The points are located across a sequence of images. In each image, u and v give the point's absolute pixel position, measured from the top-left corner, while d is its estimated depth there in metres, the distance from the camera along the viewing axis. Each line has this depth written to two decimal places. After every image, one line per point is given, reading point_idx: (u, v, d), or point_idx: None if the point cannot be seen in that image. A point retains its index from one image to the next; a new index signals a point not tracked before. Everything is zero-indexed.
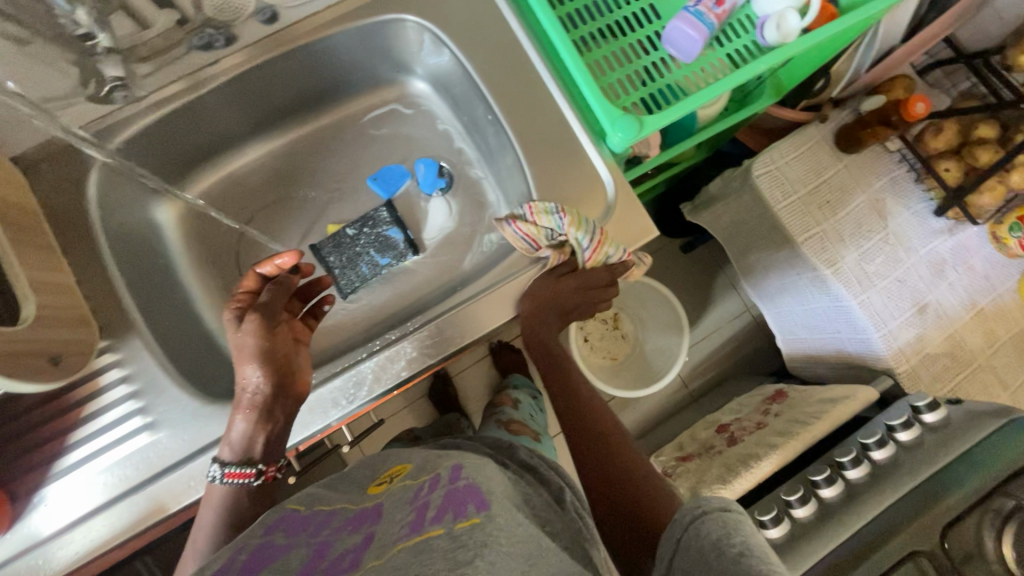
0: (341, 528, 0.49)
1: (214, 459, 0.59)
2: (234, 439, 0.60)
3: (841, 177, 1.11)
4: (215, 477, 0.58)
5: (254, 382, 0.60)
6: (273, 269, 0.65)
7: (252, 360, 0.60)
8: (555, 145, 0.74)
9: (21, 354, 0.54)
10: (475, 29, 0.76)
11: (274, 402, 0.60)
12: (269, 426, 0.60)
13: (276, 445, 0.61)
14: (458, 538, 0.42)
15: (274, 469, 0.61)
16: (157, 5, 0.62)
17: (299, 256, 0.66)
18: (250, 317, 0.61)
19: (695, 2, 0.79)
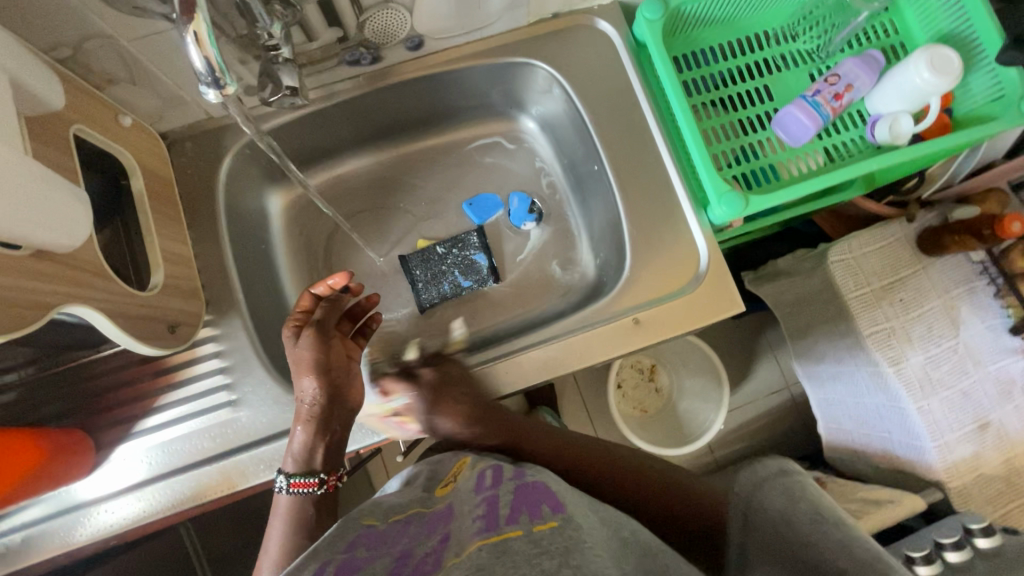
0: (418, 533, 0.50)
1: (279, 470, 0.59)
2: (296, 450, 0.60)
3: (918, 278, 1.10)
4: (280, 488, 0.59)
5: (311, 394, 0.61)
6: (325, 290, 0.69)
7: (308, 371, 0.62)
8: (655, 205, 0.76)
9: (149, 320, 0.58)
10: (598, 83, 0.79)
11: (329, 413, 0.61)
12: (326, 437, 0.61)
13: (335, 454, 0.62)
14: (540, 544, 0.45)
15: (336, 480, 0.60)
16: (327, 23, 0.65)
17: (349, 277, 0.69)
18: (307, 333, 0.64)
19: (815, 91, 0.81)
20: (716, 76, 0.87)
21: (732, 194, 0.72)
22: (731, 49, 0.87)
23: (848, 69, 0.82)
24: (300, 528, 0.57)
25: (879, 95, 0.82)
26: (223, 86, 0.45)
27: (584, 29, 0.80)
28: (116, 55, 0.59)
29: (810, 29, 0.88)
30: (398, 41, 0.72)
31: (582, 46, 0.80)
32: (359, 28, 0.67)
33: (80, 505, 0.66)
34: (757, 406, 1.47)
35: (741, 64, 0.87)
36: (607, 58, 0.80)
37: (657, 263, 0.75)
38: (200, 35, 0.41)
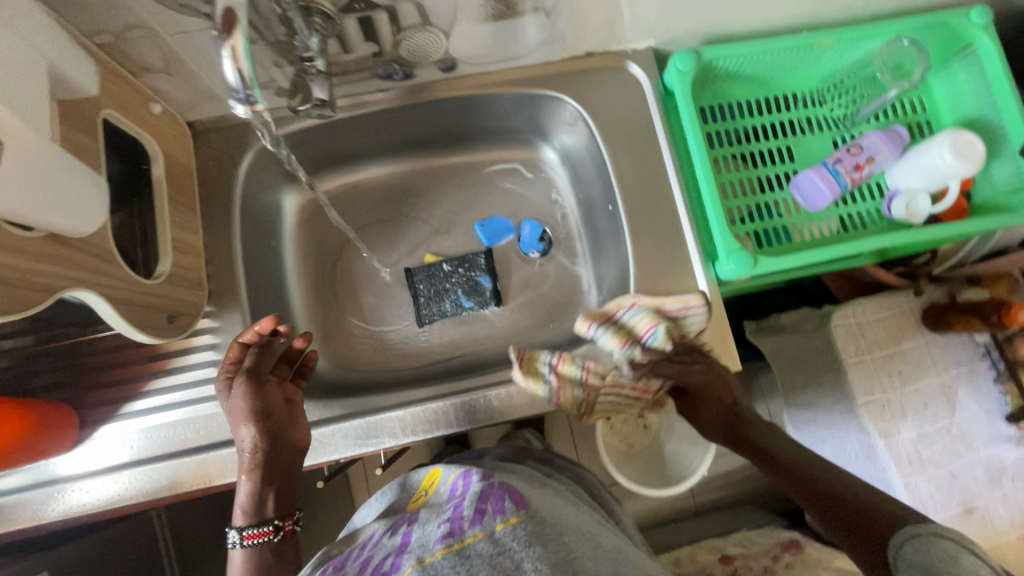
0: (379, 538, 0.52)
1: (228, 526, 0.59)
2: (243, 502, 0.61)
3: (919, 352, 1.09)
4: (233, 543, 0.59)
5: (249, 442, 0.61)
6: (254, 337, 0.65)
7: (246, 420, 0.61)
8: (665, 251, 0.77)
9: (150, 308, 0.58)
10: (622, 125, 0.80)
11: (272, 458, 0.61)
12: (273, 484, 0.62)
13: (286, 498, 0.63)
14: (501, 543, 0.49)
15: (293, 524, 0.61)
16: (364, 39, 0.66)
17: (275, 318, 0.65)
18: (239, 383, 0.62)
19: (836, 159, 0.81)
20: (740, 131, 0.87)
21: (743, 254, 0.72)
22: (759, 107, 0.88)
23: (872, 142, 0.82)
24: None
25: (898, 171, 0.82)
26: (255, 103, 0.46)
27: (617, 70, 0.81)
28: (154, 47, 0.59)
29: (839, 96, 0.88)
30: (431, 61, 0.73)
31: (612, 87, 0.81)
32: (395, 45, 0.68)
33: (56, 480, 0.66)
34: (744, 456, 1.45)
35: (767, 123, 0.87)
36: (636, 101, 0.81)
37: None
38: (237, 51, 0.42)
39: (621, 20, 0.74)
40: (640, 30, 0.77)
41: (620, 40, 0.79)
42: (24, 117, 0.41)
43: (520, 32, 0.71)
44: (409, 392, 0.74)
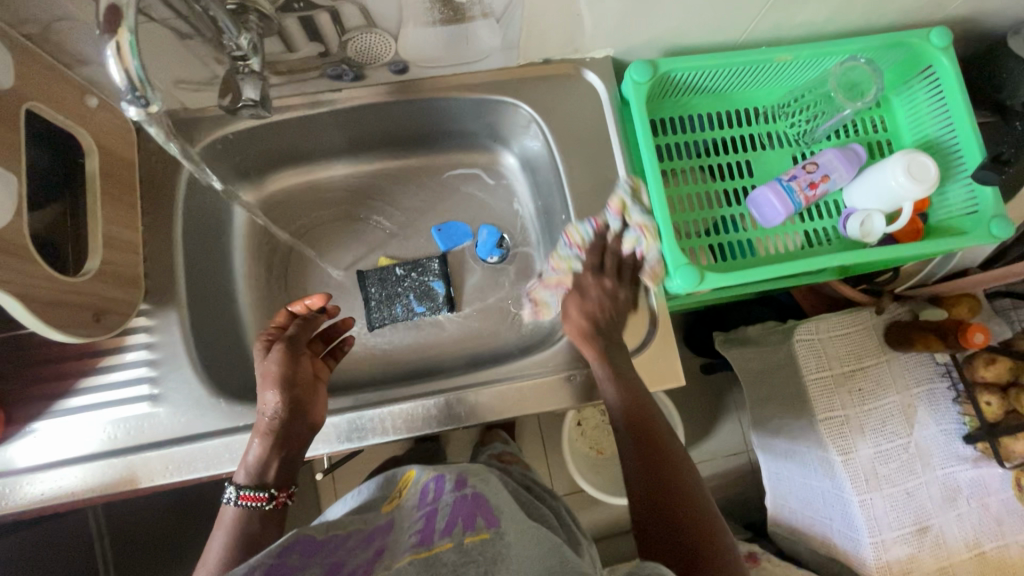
0: (355, 546, 0.52)
1: (228, 481, 0.58)
2: (248, 462, 0.59)
3: (881, 370, 1.09)
4: (227, 499, 0.57)
5: (272, 407, 0.60)
6: (302, 309, 0.72)
7: (272, 384, 0.61)
8: (615, 263, 0.76)
9: (70, 306, 0.57)
10: (577, 133, 0.79)
11: (289, 427, 0.60)
12: (283, 451, 0.60)
13: (290, 468, 0.61)
14: (469, 554, 0.47)
15: (286, 497, 0.60)
16: (308, 38, 0.64)
17: (326, 298, 0.73)
18: (276, 347, 0.64)
19: (791, 176, 0.81)
20: (700, 144, 0.87)
21: (690, 269, 0.72)
22: (718, 121, 0.87)
23: (827, 160, 0.82)
24: (239, 540, 0.55)
25: (855, 190, 0.82)
26: (149, 104, 0.44)
27: (574, 79, 0.81)
28: (87, 38, 0.59)
29: (799, 113, 0.88)
30: (382, 62, 0.72)
31: (569, 96, 0.80)
32: (342, 46, 0.67)
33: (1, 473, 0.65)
34: (711, 462, 1.44)
35: (725, 137, 0.87)
36: (592, 112, 0.80)
37: None
38: (123, 48, 0.40)
39: (576, 30, 0.74)
40: (597, 39, 0.76)
41: (578, 49, 0.78)
42: None
43: (473, 37, 0.70)
44: (349, 398, 0.73)
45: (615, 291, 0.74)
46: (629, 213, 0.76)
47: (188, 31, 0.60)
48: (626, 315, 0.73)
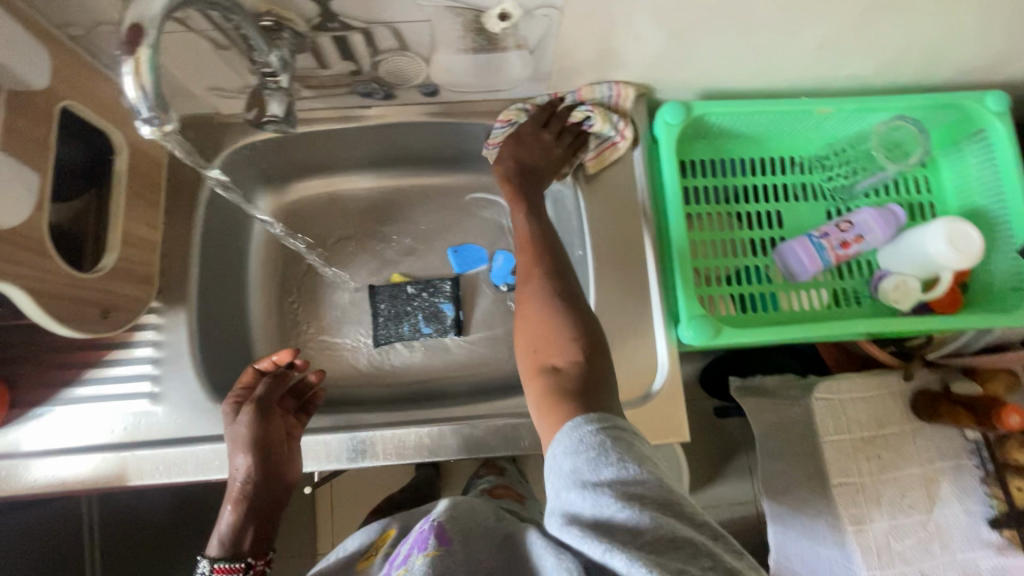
0: None
1: (201, 554, 0.57)
2: (221, 531, 0.58)
3: (903, 439, 1.03)
4: (201, 573, 0.56)
5: (243, 471, 0.61)
6: (269, 365, 0.72)
7: (245, 448, 0.62)
8: (628, 303, 0.73)
9: (78, 302, 0.57)
10: (602, 169, 0.78)
11: (261, 495, 0.60)
12: (257, 521, 0.59)
13: (266, 537, 0.60)
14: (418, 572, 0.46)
15: (264, 565, 0.58)
16: (341, 57, 0.65)
17: (294, 351, 0.74)
18: (246, 410, 0.65)
19: (822, 233, 0.78)
20: (729, 189, 0.84)
21: (705, 321, 0.70)
22: (750, 167, 0.85)
23: (863, 219, 0.78)
24: None
25: (889, 252, 0.79)
26: (164, 125, 0.45)
27: None
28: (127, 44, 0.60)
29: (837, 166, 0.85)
30: (413, 84, 0.72)
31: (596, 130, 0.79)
32: (373, 65, 0.67)
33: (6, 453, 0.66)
34: (716, 512, 1.38)
35: (756, 185, 0.84)
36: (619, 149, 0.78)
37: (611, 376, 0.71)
38: (141, 65, 0.41)
39: (609, 66, 0.72)
40: (630, 76, 0.75)
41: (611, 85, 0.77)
42: None
43: (505, 66, 0.70)
44: (346, 416, 0.72)
45: (538, 131, 0.76)
46: (592, 94, 0.75)
47: (224, 43, 0.61)
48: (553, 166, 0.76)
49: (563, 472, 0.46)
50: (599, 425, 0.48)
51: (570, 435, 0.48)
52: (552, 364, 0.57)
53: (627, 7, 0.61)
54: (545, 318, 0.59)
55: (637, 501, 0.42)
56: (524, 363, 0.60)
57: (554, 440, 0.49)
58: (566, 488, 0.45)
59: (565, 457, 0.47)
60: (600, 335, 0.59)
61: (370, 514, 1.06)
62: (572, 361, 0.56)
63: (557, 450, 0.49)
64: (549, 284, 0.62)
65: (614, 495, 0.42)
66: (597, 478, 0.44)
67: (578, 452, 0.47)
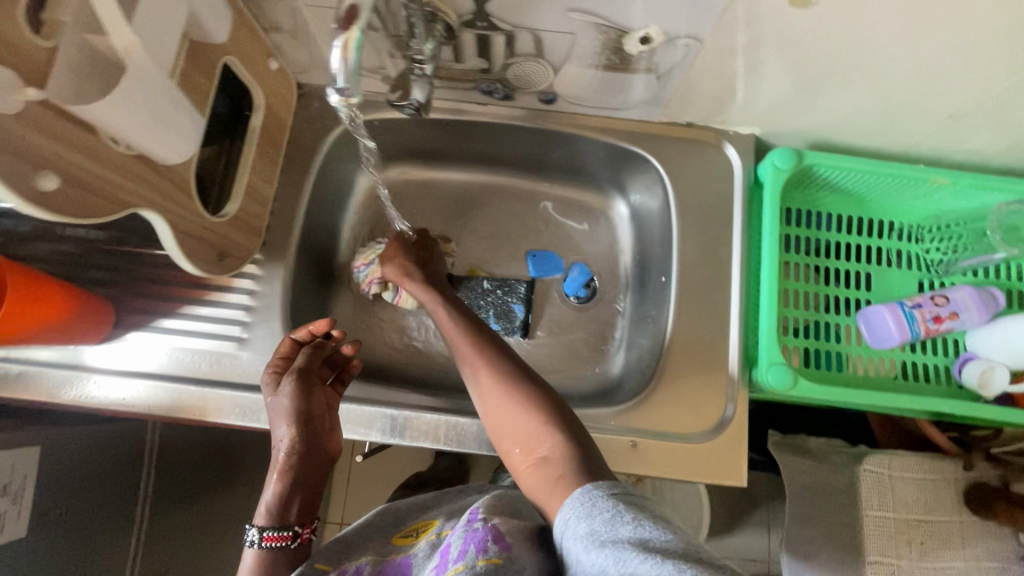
0: None
1: (251, 522, 0.58)
2: (268, 501, 0.58)
3: (951, 530, 0.98)
4: (251, 541, 0.57)
5: (285, 443, 0.60)
6: (305, 335, 0.69)
7: (286, 420, 0.62)
8: (704, 338, 0.73)
9: (203, 243, 0.61)
10: (700, 199, 0.78)
11: (305, 466, 0.60)
12: (301, 491, 0.60)
13: (309, 505, 0.61)
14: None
15: (310, 533, 0.60)
16: (477, 54, 0.67)
17: (331, 322, 0.70)
18: (288, 381, 0.64)
19: (916, 304, 0.76)
20: (823, 242, 0.83)
21: (784, 370, 0.69)
22: (850, 225, 0.84)
23: (961, 297, 0.76)
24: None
25: (981, 335, 0.76)
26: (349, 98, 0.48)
27: (712, 148, 0.80)
28: (289, 13, 0.64)
29: (939, 239, 0.83)
30: (534, 90, 0.74)
31: (702, 163, 0.79)
32: (504, 67, 0.69)
33: (69, 365, 0.70)
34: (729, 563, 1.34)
35: (853, 243, 0.83)
36: (721, 184, 0.78)
37: (677, 406, 0.71)
38: (349, 42, 0.43)
39: (729, 102, 0.73)
40: (747, 115, 0.75)
41: (724, 121, 0.78)
42: (152, 54, 0.44)
43: (628, 87, 0.71)
44: (410, 394, 0.75)
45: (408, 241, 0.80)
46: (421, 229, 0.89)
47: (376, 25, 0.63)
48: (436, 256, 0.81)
49: (579, 535, 0.40)
50: (609, 491, 0.42)
51: (581, 496, 0.42)
52: (537, 455, 0.50)
53: (768, 50, 0.61)
54: (507, 414, 0.54)
55: (663, 555, 0.36)
56: (512, 464, 0.52)
57: (562, 506, 0.43)
58: (585, 550, 0.39)
59: (577, 521, 0.41)
60: (566, 405, 0.53)
61: (397, 489, 1.08)
62: (556, 444, 0.50)
63: (567, 515, 0.42)
64: (492, 370, 0.56)
65: (638, 548, 0.36)
66: (616, 536, 0.38)
67: (592, 514, 0.41)
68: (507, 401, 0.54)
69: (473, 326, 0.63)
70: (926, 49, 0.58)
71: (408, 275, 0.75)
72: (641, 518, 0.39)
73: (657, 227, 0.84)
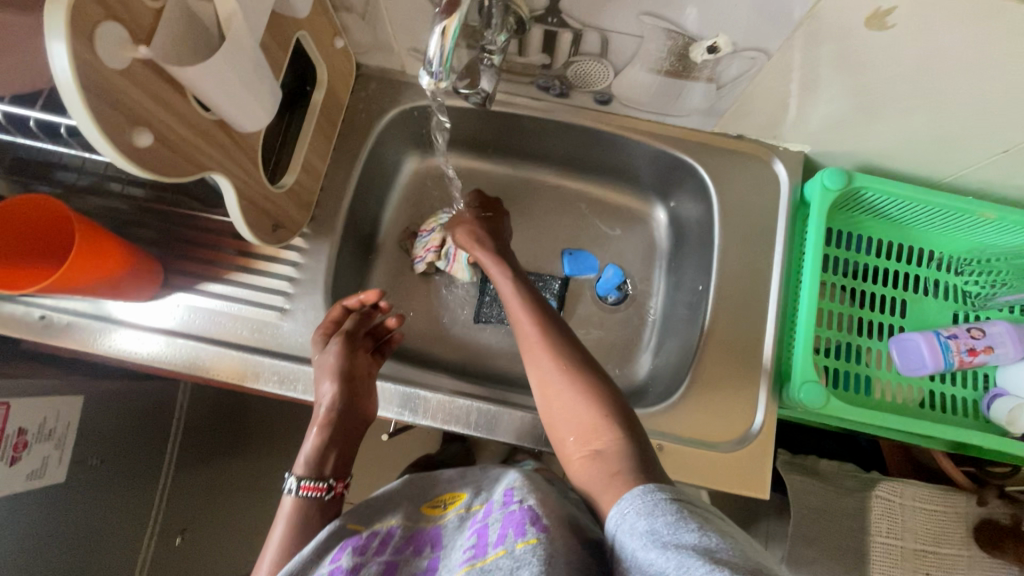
0: (402, 550, 0.52)
1: (289, 472, 0.60)
2: (306, 452, 0.61)
3: (956, 563, 0.96)
4: (289, 489, 0.59)
5: (328, 397, 0.64)
6: (356, 304, 0.72)
7: (331, 376, 0.65)
8: (738, 349, 0.74)
9: (261, 212, 0.62)
10: (743, 212, 0.79)
11: (344, 420, 0.64)
12: (338, 446, 0.63)
13: (344, 462, 0.63)
14: (520, 560, 0.42)
15: (343, 488, 0.61)
16: (541, 50, 0.68)
17: (381, 294, 0.73)
18: (336, 340, 0.68)
19: (951, 334, 0.76)
20: (861, 265, 0.83)
21: (817, 389, 0.69)
22: (891, 250, 0.84)
23: (997, 332, 0.77)
24: (302, 529, 0.57)
25: (1014, 371, 0.76)
26: (441, 79, 0.53)
27: (761, 162, 0.80)
28: None
29: (978, 272, 0.83)
30: (592, 89, 0.75)
31: (749, 176, 0.80)
32: (565, 64, 0.70)
33: (101, 317, 0.70)
34: None
35: (893, 269, 0.83)
36: (766, 199, 0.79)
37: (708, 412, 0.72)
38: (449, 29, 0.49)
39: (785, 119, 0.73)
40: (799, 133, 0.76)
41: (776, 136, 0.78)
42: (245, 23, 0.46)
43: (685, 94, 0.72)
44: (442, 380, 0.76)
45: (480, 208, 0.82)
46: None
47: None
48: (501, 223, 0.81)
49: (638, 533, 0.41)
50: (675, 498, 0.43)
51: (643, 496, 0.43)
52: (592, 448, 0.51)
53: (833, 69, 0.62)
54: (569, 402, 0.55)
55: (726, 565, 0.35)
56: (565, 451, 0.54)
57: (622, 501, 0.44)
58: (643, 548, 0.39)
59: (638, 518, 0.42)
60: (626, 404, 0.54)
61: (406, 467, 1.10)
62: (613, 441, 0.51)
63: (627, 511, 0.43)
64: (555, 356, 0.57)
65: (699, 554, 0.36)
66: (679, 539, 0.38)
67: (654, 514, 0.42)
68: (567, 390, 0.55)
69: (539, 309, 0.63)
70: (994, 83, 0.58)
71: (481, 242, 0.75)
72: (705, 527, 0.39)
73: (695, 236, 0.85)
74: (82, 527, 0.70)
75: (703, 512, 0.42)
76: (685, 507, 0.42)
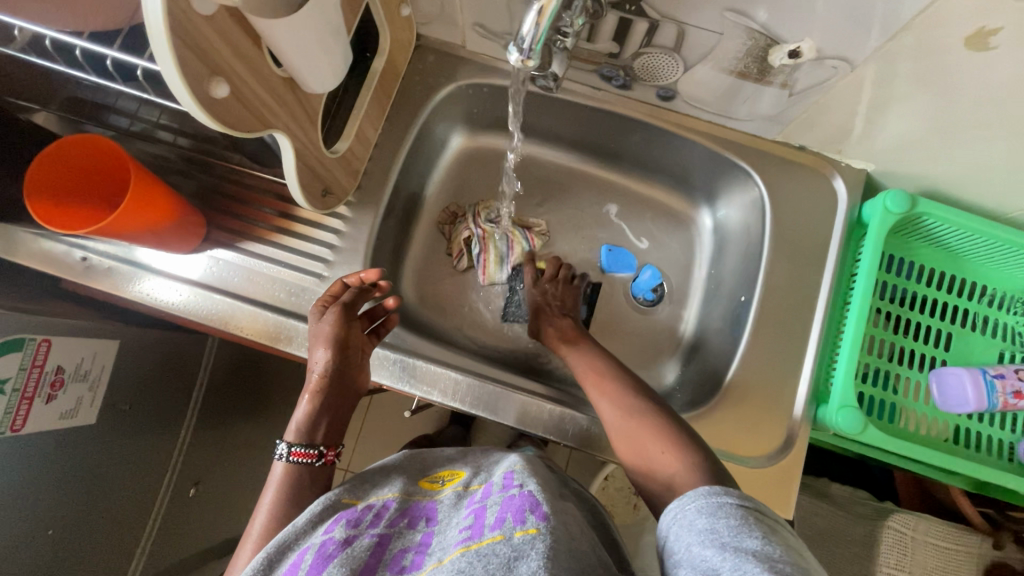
0: (396, 521, 0.51)
1: (280, 439, 0.60)
2: (298, 420, 0.62)
3: None
4: (280, 455, 0.59)
5: (320, 365, 0.63)
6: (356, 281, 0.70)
7: (324, 344, 0.64)
8: (775, 364, 0.72)
9: (315, 175, 0.61)
10: (793, 225, 0.76)
11: (336, 390, 0.64)
12: (329, 416, 0.63)
13: (334, 432, 0.64)
14: (518, 548, 0.42)
15: (334, 456, 0.62)
16: (613, 38, 0.66)
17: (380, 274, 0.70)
18: (331, 310, 0.66)
19: (998, 373, 0.74)
20: (910, 292, 0.81)
21: (855, 414, 0.68)
22: (942, 281, 0.82)
23: None
24: (292, 493, 0.57)
25: None
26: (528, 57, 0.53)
27: (820, 176, 0.78)
28: None
29: None
30: (655, 83, 0.72)
31: (806, 190, 0.77)
32: (634, 55, 0.68)
33: (133, 263, 0.70)
34: None
35: (942, 299, 0.81)
36: (820, 215, 0.77)
37: (739, 425, 0.70)
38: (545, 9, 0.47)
39: (853, 134, 0.71)
40: (866, 150, 0.73)
41: (840, 151, 0.76)
42: None
43: (753, 97, 0.69)
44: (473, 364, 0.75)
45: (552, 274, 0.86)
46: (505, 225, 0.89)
47: None
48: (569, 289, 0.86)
49: (696, 529, 0.41)
50: (745, 502, 0.43)
51: (708, 496, 0.43)
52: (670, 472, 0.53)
53: (916, 88, 0.59)
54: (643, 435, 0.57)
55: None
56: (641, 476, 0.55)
57: (686, 496, 0.45)
58: (699, 545, 0.40)
59: (698, 515, 0.42)
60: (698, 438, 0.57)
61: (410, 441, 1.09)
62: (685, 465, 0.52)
63: (688, 506, 0.44)
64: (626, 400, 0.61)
65: (758, 560, 0.36)
66: (739, 543, 0.38)
67: (715, 515, 0.41)
68: (639, 426, 0.58)
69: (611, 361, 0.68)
70: None
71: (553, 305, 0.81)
72: (771, 536, 0.39)
73: (739, 245, 0.83)
74: (103, 470, 0.70)
75: (773, 521, 0.42)
76: (751, 511, 0.42)
